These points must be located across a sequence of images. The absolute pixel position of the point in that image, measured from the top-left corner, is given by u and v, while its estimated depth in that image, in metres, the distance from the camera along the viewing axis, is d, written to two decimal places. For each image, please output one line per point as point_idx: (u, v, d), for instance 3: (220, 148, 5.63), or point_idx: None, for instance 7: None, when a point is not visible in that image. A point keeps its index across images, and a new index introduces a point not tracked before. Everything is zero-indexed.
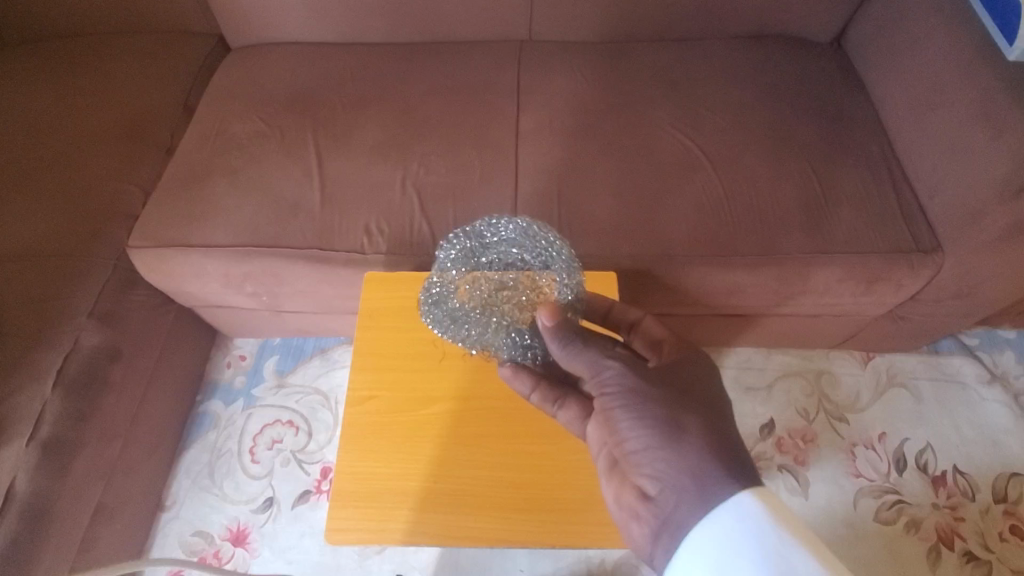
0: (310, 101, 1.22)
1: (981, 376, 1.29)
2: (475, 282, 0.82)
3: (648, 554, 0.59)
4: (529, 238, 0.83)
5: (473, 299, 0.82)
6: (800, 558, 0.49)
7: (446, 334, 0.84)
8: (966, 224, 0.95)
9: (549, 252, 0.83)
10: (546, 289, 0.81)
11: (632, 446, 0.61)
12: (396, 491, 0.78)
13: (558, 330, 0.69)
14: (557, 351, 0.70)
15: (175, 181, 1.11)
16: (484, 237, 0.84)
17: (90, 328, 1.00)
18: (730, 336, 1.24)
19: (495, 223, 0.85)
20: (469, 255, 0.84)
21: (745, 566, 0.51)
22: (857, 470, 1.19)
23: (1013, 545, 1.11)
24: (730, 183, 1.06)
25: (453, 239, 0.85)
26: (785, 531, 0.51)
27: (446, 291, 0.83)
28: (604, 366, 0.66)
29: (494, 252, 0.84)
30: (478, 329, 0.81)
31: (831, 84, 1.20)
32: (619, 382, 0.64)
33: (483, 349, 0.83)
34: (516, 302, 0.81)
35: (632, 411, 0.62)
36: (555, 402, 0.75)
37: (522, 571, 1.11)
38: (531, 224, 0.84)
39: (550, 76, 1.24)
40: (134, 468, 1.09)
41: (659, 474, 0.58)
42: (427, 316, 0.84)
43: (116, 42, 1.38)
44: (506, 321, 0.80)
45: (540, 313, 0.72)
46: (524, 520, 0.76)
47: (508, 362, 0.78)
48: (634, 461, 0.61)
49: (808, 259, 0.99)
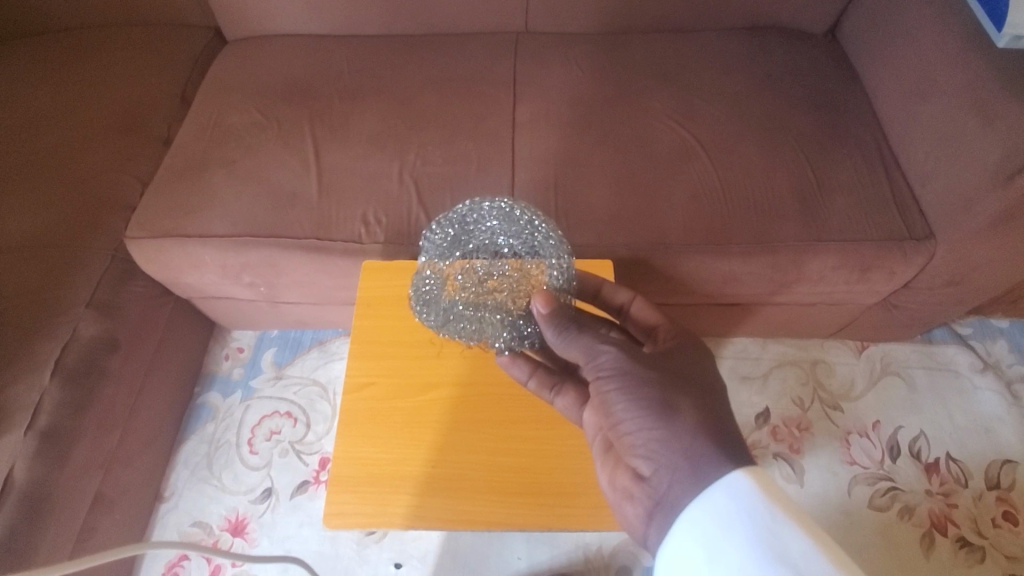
0: (307, 93, 1.22)
1: (974, 364, 1.30)
2: (464, 272, 0.81)
3: (641, 535, 0.60)
4: (512, 221, 0.82)
5: (466, 289, 0.81)
6: (794, 536, 0.47)
7: (441, 327, 0.83)
8: (957, 211, 0.96)
9: (534, 235, 0.81)
10: (537, 275, 0.80)
11: (627, 428, 0.62)
12: (394, 476, 0.79)
13: (553, 317, 0.69)
14: (553, 337, 0.69)
15: (173, 172, 1.12)
16: (467, 223, 0.83)
17: (89, 318, 1.00)
18: (725, 325, 1.25)
19: (477, 208, 0.84)
20: (455, 243, 0.83)
21: (733, 544, 0.50)
22: (852, 457, 1.20)
23: (1006, 531, 1.12)
24: (725, 172, 1.07)
25: (437, 228, 0.85)
26: (779, 509, 0.50)
27: (437, 283, 0.82)
28: (600, 350, 0.66)
29: (481, 238, 0.83)
30: (474, 323, 0.80)
31: (825, 74, 1.20)
32: (615, 365, 0.64)
33: (480, 341, 0.82)
34: (508, 290, 0.80)
35: (629, 394, 0.62)
36: (552, 389, 0.78)
37: (520, 560, 1.11)
38: (513, 207, 0.83)
39: (546, 67, 1.25)
40: (134, 458, 1.09)
41: (654, 455, 0.59)
42: (422, 311, 0.85)
43: (112, 34, 1.38)
44: (500, 312, 0.79)
45: (534, 299, 0.71)
46: (520, 504, 0.76)
47: (505, 352, 0.80)
48: (628, 443, 0.61)
49: (802, 248, 1.00)
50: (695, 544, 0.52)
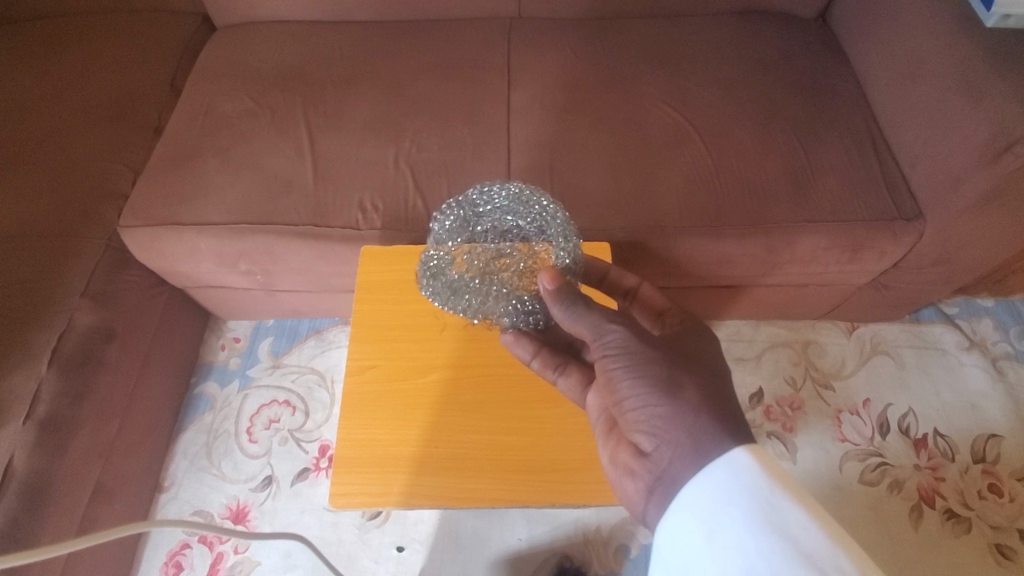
0: (300, 79, 1.21)
1: (960, 343, 1.34)
2: (471, 252, 0.82)
3: (640, 510, 0.61)
4: (521, 203, 0.84)
5: (472, 269, 0.82)
6: (789, 509, 0.48)
7: (447, 306, 0.85)
8: (946, 190, 0.98)
9: (542, 217, 0.83)
10: (543, 256, 0.81)
11: (631, 404, 0.62)
12: (398, 456, 0.80)
13: (560, 293, 0.69)
14: (559, 313, 0.69)
15: (165, 161, 1.10)
16: (478, 206, 0.84)
17: (84, 307, 1.00)
18: (719, 308, 1.26)
19: (487, 190, 0.84)
20: (465, 224, 0.84)
21: (734, 520, 0.50)
22: (843, 435, 1.23)
23: (991, 501, 1.16)
24: (719, 156, 1.08)
25: (447, 209, 0.85)
26: (778, 486, 0.50)
27: (444, 263, 0.83)
28: (607, 329, 0.65)
29: (489, 220, 0.85)
30: (479, 297, 0.81)
31: (816, 57, 1.22)
32: (622, 344, 0.64)
33: (485, 318, 0.84)
34: (513, 270, 0.81)
35: (634, 370, 0.62)
36: (556, 369, 0.77)
37: (522, 540, 1.13)
38: (523, 189, 0.84)
39: (539, 52, 1.25)
40: (133, 447, 1.09)
41: (656, 431, 0.59)
42: (428, 289, 0.85)
43: (98, 22, 1.36)
44: (505, 288, 0.80)
45: (541, 277, 0.72)
46: (523, 482, 0.78)
47: (510, 329, 0.79)
48: (631, 419, 0.62)
49: (794, 228, 1.02)
50: (699, 520, 0.52)
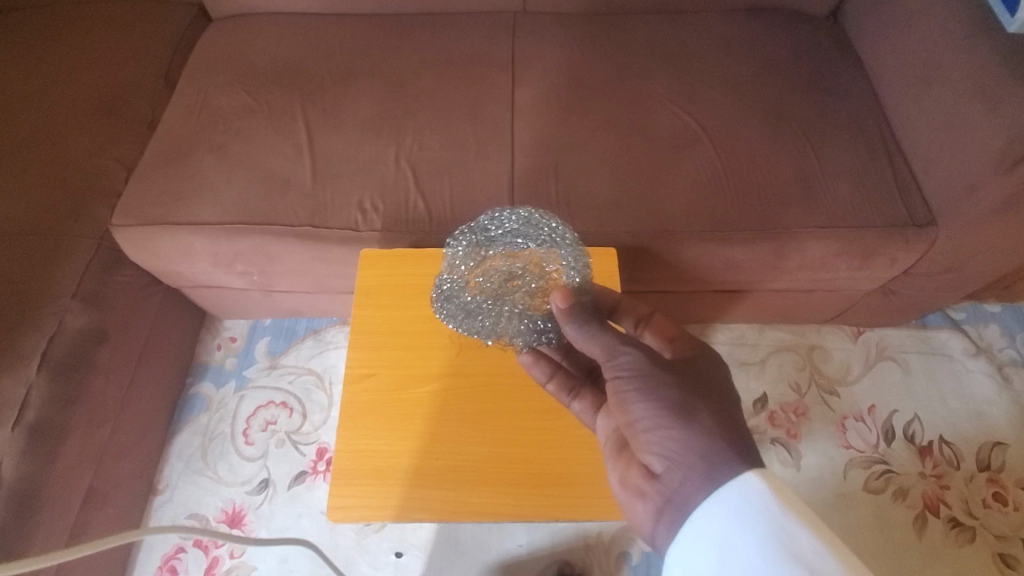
0: (299, 73, 1.18)
1: (967, 349, 1.32)
2: (485, 273, 0.83)
3: (649, 534, 0.58)
4: (532, 226, 0.83)
5: (484, 291, 0.82)
6: (800, 533, 0.46)
7: (460, 327, 0.84)
8: (959, 197, 0.96)
9: (553, 239, 0.82)
10: (556, 277, 0.80)
11: (643, 425, 0.59)
12: (396, 468, 0.78)
13: (572, 312, 0.66)
14: (573, 334, 0.66)
15: (159, 157, 1.07)
16: (488, 231, 0.84)
17: (75, 309, 0.97)
18: (724, 311, 1.24)
19: (498, 216, 0.85)
20: (476, 248, 0.84)
21: (744, 545, 0.47)
22: (848, 441, 1.22)
23: (996, 510, 1.14)
24: (729, 158, 1.05)
25: (459, 235, 0.85)
26: (790, 512, 0.48)
27: (457, 286, 0.83)
28: (620, 351, 0.63)
29: (500, 245, 0.83)
30: (493, 318, 0.81)
31: (827, 57, 1.19)
32: (635, 367, 0.61)
33: (499, 339, 0.82)
34: (526, 291, 0.81)
35: (646, 393, 0.59)
36: (570, 393, 0.75)
37: (521, 546, 1.11)
38: (533, 213, 0.84)
39: (544, 48, 1.22)
40: (126, 451, 1.07)
41: (668, 453, 0.57)
42: (440, 312, 0.85)
43: (89, 11, 1.32)
44: (518, 308, 0.79)
45: (554, 296, 0.69)
46: (524, 495, 0.76)
47: (527, 349, 0.77)
48: (643, 439, 0.59)
49: (805, 234, 0.99)
50: (710, 546, 0.50)
